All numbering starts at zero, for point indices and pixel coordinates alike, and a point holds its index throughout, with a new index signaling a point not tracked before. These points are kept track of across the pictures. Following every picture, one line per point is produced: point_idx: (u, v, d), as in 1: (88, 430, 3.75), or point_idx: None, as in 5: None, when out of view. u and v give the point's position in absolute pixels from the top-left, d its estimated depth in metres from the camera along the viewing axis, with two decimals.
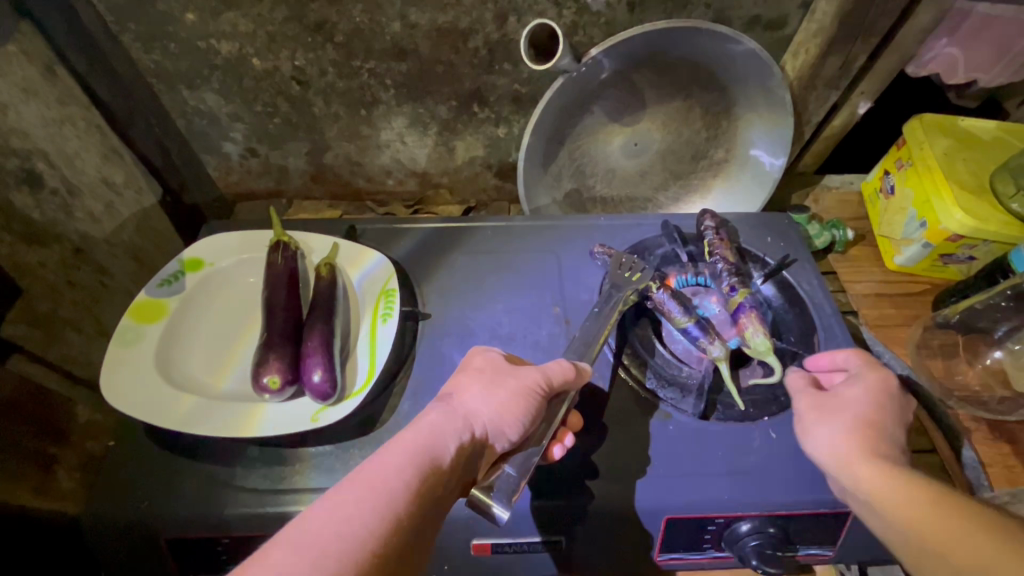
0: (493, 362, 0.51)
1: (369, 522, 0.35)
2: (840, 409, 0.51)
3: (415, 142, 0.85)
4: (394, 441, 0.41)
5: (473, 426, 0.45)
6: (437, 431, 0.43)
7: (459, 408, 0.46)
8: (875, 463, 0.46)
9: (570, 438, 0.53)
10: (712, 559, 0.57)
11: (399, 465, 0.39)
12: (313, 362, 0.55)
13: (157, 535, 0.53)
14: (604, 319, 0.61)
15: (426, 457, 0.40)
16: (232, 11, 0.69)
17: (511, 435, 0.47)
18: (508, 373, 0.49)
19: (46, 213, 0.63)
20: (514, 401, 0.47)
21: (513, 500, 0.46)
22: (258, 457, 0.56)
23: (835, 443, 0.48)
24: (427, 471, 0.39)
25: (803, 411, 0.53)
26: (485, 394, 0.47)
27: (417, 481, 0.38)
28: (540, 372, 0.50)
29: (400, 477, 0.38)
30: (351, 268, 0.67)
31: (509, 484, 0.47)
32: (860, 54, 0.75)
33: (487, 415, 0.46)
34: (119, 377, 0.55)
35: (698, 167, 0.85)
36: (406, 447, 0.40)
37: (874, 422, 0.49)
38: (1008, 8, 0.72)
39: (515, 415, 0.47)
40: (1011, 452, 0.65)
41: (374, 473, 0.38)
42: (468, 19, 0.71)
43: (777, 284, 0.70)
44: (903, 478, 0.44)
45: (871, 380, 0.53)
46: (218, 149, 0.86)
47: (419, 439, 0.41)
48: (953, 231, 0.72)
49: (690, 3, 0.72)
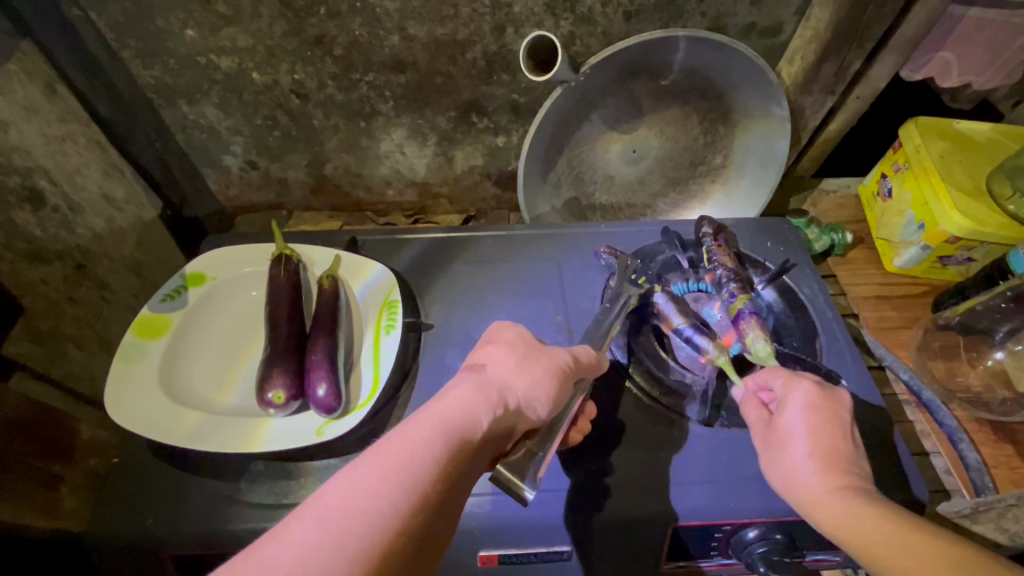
0: (523, 337, 0.51)
1: (395, 501, 0.33)
2: (785, 441, 0.49)
3: (414, 152, 0.86)
4: (424, 412, 0.40)
5: (508, 399, 0.44)
6: (472, 403, 0.42)
7: (493, 379, 0.45)
8: (840, 502, 0.44)
9: (587, 426, 0.55)
10: (720, 565, 0.57)
11: (431, 439, 0.37)
12: (318, 376, 0.55)
13: (162, 553, 0.53)
14: (616, 314, 0.63)
15: (457, 432, 0.39)
16: (232, 27, 0.69)
17: (542, 411, 0.47)
18: (538, 353, 0.50)
19: (48, 230, 0.63)
20: (544, 379, 0.48)
21: (541, 478, 0.46)
22: (262, 472, 0.56)
23: (802, 484, 0.46)
24: (458, 446, 0.38)
25: (762, 447, 0.51)
26: (516, 369, 0.47)
27: (447, 455, 0.37)
28: (569, 354, 0.51)
29: (430, 452, 0.37)
30: (353, 280, 0.67)
31: (537, 463, 0.46)
32: (855, 60, 0.76)
33: (519, 390, 0.46)
34: (123, 396, 0.55)
35: (697, 173, 0.86)
36: (438, 420, 0.39)
37: (830, 449, 0.47)
38: (999, 13, 0.73)
39: (546, 393, 0.47)
40: (1014, 453, 0.65)
41: (402, 447, 0.36)
42: (465, 31, 0.71)
43: (779, 288, 0.70)
44: (872, 514, 0.42)
45: (800, 400, 0.50)
46: (218, 162, 0.86)
47: (453, 412, 0.40)
48: (951, 233, 0.73)
49: (686, 12, 0.73)
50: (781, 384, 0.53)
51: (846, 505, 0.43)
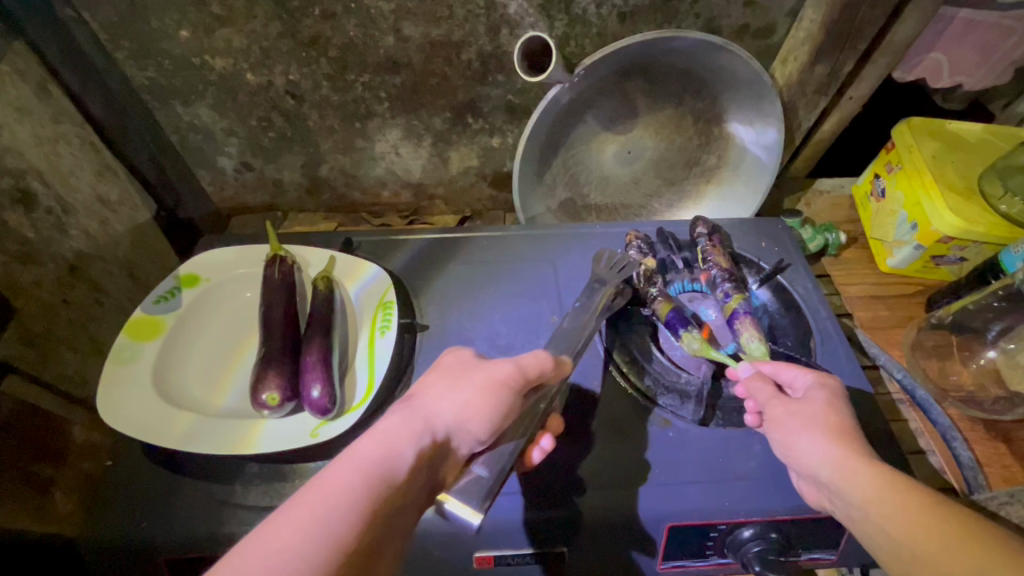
0: (460, 359, 0.51)
1: (307, 554, 0.34)
2: (810, 417, 0.50)
3: (409, 153, 0.86)
4: (346, 454, 0.40)
5: (435, 427, 0.45)
6: (395, 437, 0.42)
7: (420, 408, 0.46)
8: (865, 470, 0.44)
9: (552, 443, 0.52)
10: (716, 564, 0.57)
11: (351, 481, 0.38)
12: (313, 377, 0.55)
13: (156, 556, 0.52)
14: (586, 312, 0.62)
15: (380, 471, 0.39)
16: (226, 28, 0.69)
17: (478, 431, 0.46)
18: (475, 370, 0.49)
19: (41, 232, 0.62)
20: (481, 395, 0.47)
21: (485, 503, 0.46)
22: (257, 474, 0.56)
23: (820, 458, 0.47)
24: (378, 485, 0.39)
25: (780, 420, 0.51)
26: (449, 392, 0.47)
27: (366, 497, 0.38)
28: (514, 364, 0.49)
29: (350, 496, 0.37)
30: (348, 281, 0.67)
31: (487, 485, 0.47)
32: (847, 61, 0.76)
33: (448, 414, 0.46)
34: (116, 398, 0.55)
35: (691, 174, 0.86)
36: (357, 462, 0.39)
37: (848, 429, 0.48)
38: (991, 14, 0.74)
39: (481, 412, 0.46)
40: (1007, 451, 0.66)
41: (320, 496, 0.36)
42: (461, 32, 0.71)
43: (773, 288, 0.71)
44: (895, 484, 0.43)
45: (824, 390, 0.52)
46: (213, 163, 0.86)
47: (374, 450, 0.41)
48: (943, 233, 0.73)
49: (680, 13, 0.73)
50: (807, 379, 0.54)
51: (870, 474, 0.44)
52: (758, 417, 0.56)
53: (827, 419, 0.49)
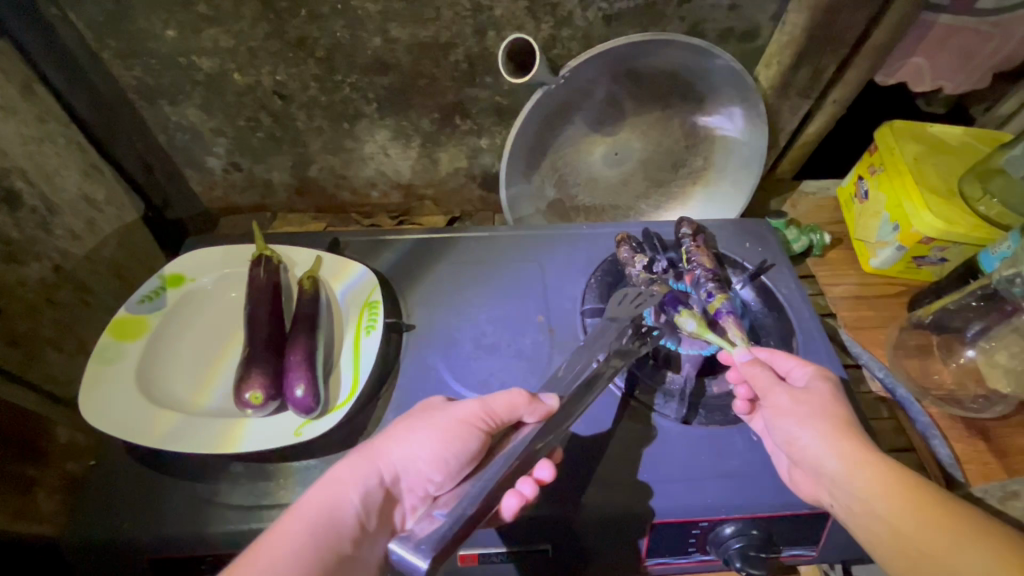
0: (427, 403, 0.53)
1: None
2: (813, 409, 0.51)
3: (398, 154, 0.86)
4: (303, 501, 0.46)
5: (383, 471, 0.49)
6: (345, 484, 0.47)
7: (374, 450, 0.50)
8: (872, 472, 0.46)
9: (530, 491, 0.50)
10: (698, 561, 0.58)
11: (301, 531, 0.44)
12: (297, 376, 0.55)
13: (139, 555, 0.52)
14: (587, 354, 0.58)
15: (328, 518, 0.46)
16: (213, 28, 0.69)
17: (428, 475, 0.50)
18: (437, 411, 0.51)
19: (25, 232, 0.62)
20: (436, 441, 0.49)
21: (435, 548, 0.41)
22: (242, 473, 0.56)
23: (827, 457, 0.48)
24: (323, 533, 0.45)
25: (794, 419, 0.51)
26: (402, 436, 0.50)
27: (313, 543, 0.44)
28: (479, 406, 0.51)
29: (300, 542, 0.44)
30: (335, 281, 0.67)
31: (444, 537, 0.42)
32: (829, 65, 0.78)
33: (397, 458, 0.50)
34: (98, 397, 0.55)
35: (678, 175, 0.87)
36: (309, 510, 0.45)
37: (851, 426, 0.50)
38: (969, 19, 0.75)
39: (434, 455, 0.49)
40: (985, 448, 0.67)
41: (275, 547, 0.43)
42: (448, 34, 0.72)
43: (756, 288, 0.71)
44: (901, 483, 0.45)
45: (823, 390, 0.53)
46: (201, 164, 0.86)
47: (323, 497, 0.46)
48: (924, 234, 0.74)
49: (665, 16, 0.74)
50: (807, 373, 0.55)
51: (874, 475, 0.46)
52: (747, 403, 0.58)
53: (832, 415, 0.51)
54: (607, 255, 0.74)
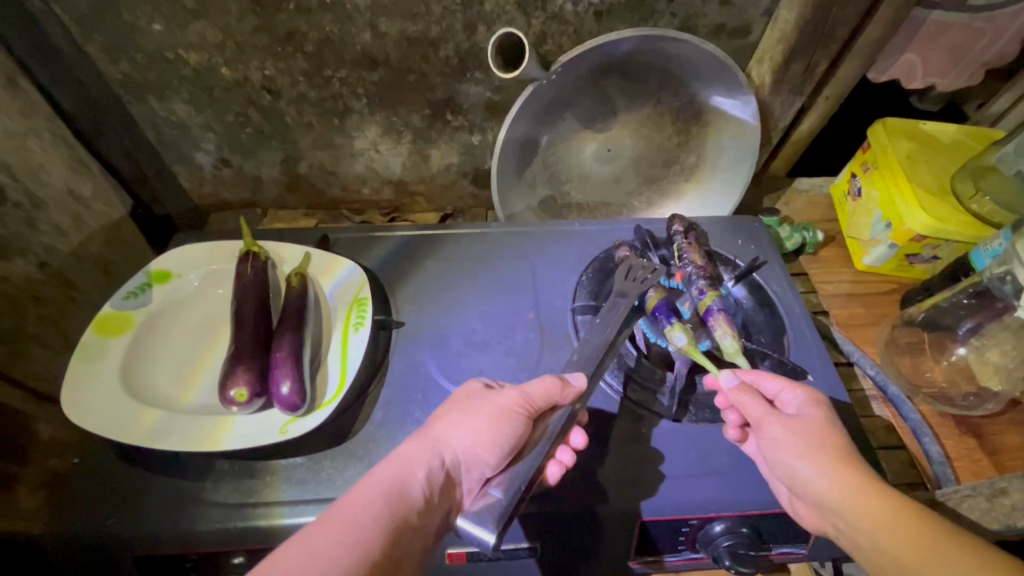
0: (471, 391, 0.53)
1: (340, 556, 0.38)
2: (810, 440, 0.50)
3: (389, 150, 0.85)
4: (366, 477, 0.44)
5: (444, 452, 0.48)
6: (407, 461, 0.46)
7: (431, 436, 0.49)
8: (877, 504, 0.45)
9: (569, 458, 0.52)
10: (687, 559, 0.58)
11: (371, 499, 0.42)
12: (282, 373, 0.54)
13: (122, 553, 0.52)
14: (607, 328, 0.60)
15: (396, 489, 0.44)
16: (199, 22, 0.68)
17: (487, 457, 0.49)
18: (482, 399, 0.51)
19: (9, 227, 0.61)
20: (490, 425, 0.49)
21: (502, 524, 0.44)
22: (228, 470, 0.55)
23: (825, 488, 0.47)
24: (396, 504, 0.43)
25: (789, 453, 0.50)
26: (456, 421, 0.50)
27: (386, 511, 0.42)
28: (519, 393, 0.51)
29: (370, 511, 0.42)
30: (323, 277, 0.67)
31: (503, 510, 0.45)
32: (821, 61, 0.77)
33: (456, 441, 0.49)
34: (82, 394, 0.54)
35: (671, 172, 0.87)
36: (375, 481, 0.44)
37: (847, 455, 0.49)
38: (961, 16, 0.75)
39: (490, 440, 0.49)
40: (977, 446, 0.67)
41: (340, 518, 0.40)
42: (437, 28, 0.71)
43: (748, 286, 0.71)
44: (905, 512, 0.45)
45: (817, 416, 0.52)
46: (190, 159, 0.85)
47: (389, 472, 0.45)
48: (917, 231, 0.74)
49: (656, 12, 0.74)
50: (798, 397, 0.55)
51: (877, 505, 0.45)
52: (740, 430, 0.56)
53: (827, 442, 0.50)
54: (597, 252, 0.73)
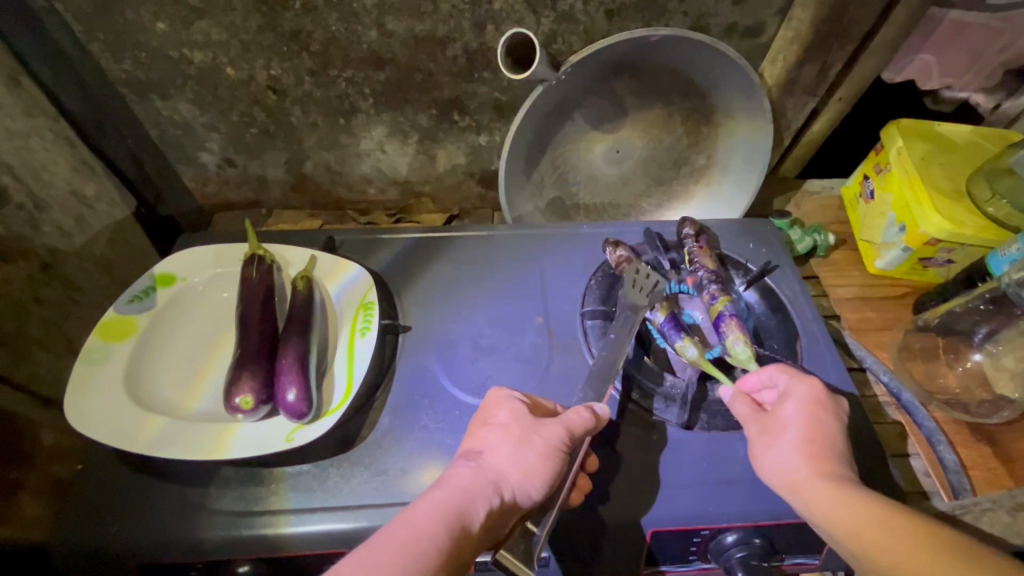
0: (517, 414, 0.50)
1: None
2: (800, 428, 0.50)
3: (395, 150, 0.84)
4: (420, 504, 0.42)
5: (504, 488, 0.45)
6: (470, 493, 0.44)
7: (489, 468, 0.46)
8: (822, 488, 0.46)
9: (587, 483, 0.52)
10: (699, 569, 0.56)
11: (433, 529, 0.40)
12: (288, 380, 0.54)
13: (126, 562, 0.51)
14: (618, 345, 0.61)
15: (456, 519, 0.42)
16: (204, 20, 0.67)
17: (536, 495, 0.47)
18: (533, 430, 0.49)
19: (12, 229, 0.60)
20: (544, 464, 0.47)
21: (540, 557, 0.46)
22: (233, 477, 0.54)
23: (788, 471, 0.48)
24: (458, 536, 0.41)
25: (753, 436, 0.52)
26: (513, 454, 0.47)
27: (449, 542, 0.40)
28: (563, 427, 0.49)
29: (433, 540, 0.40)
30: (329, 281, 0.66)
31: (535, 542, 0.46)
32: (836, 61, 0.76)
33: (516, 478, 0.46)
34: (86, 401, 0.53)
35: (680, 174, 0.86)
36: (432, 509, 0.42)
37: (822, 439, 0.49)
38: (979, 15, 0.73)
39: (542, 478, 0.47)
40: (992, 455, 0.66)
41: (397, 551, 0.38)
42: (445, 28, 0.70)
43: (760, 290, 0.70)
44: (856, 496, 0.45)
45: (805, 392, 0.52)
46: (195, 159, 0.84)
47: (452, 500, 0.43)
48: (932, 235, 0.72)
49: (668, 11, 0.72)
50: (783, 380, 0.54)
51: (827, 492, 0.45)
52: None
53: (803, 428, 0.50)
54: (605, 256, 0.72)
